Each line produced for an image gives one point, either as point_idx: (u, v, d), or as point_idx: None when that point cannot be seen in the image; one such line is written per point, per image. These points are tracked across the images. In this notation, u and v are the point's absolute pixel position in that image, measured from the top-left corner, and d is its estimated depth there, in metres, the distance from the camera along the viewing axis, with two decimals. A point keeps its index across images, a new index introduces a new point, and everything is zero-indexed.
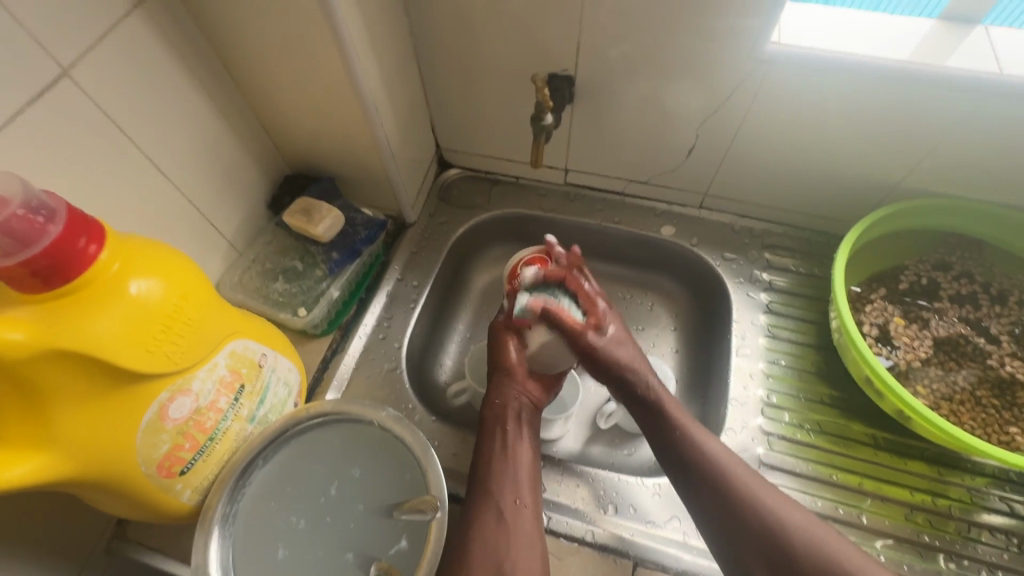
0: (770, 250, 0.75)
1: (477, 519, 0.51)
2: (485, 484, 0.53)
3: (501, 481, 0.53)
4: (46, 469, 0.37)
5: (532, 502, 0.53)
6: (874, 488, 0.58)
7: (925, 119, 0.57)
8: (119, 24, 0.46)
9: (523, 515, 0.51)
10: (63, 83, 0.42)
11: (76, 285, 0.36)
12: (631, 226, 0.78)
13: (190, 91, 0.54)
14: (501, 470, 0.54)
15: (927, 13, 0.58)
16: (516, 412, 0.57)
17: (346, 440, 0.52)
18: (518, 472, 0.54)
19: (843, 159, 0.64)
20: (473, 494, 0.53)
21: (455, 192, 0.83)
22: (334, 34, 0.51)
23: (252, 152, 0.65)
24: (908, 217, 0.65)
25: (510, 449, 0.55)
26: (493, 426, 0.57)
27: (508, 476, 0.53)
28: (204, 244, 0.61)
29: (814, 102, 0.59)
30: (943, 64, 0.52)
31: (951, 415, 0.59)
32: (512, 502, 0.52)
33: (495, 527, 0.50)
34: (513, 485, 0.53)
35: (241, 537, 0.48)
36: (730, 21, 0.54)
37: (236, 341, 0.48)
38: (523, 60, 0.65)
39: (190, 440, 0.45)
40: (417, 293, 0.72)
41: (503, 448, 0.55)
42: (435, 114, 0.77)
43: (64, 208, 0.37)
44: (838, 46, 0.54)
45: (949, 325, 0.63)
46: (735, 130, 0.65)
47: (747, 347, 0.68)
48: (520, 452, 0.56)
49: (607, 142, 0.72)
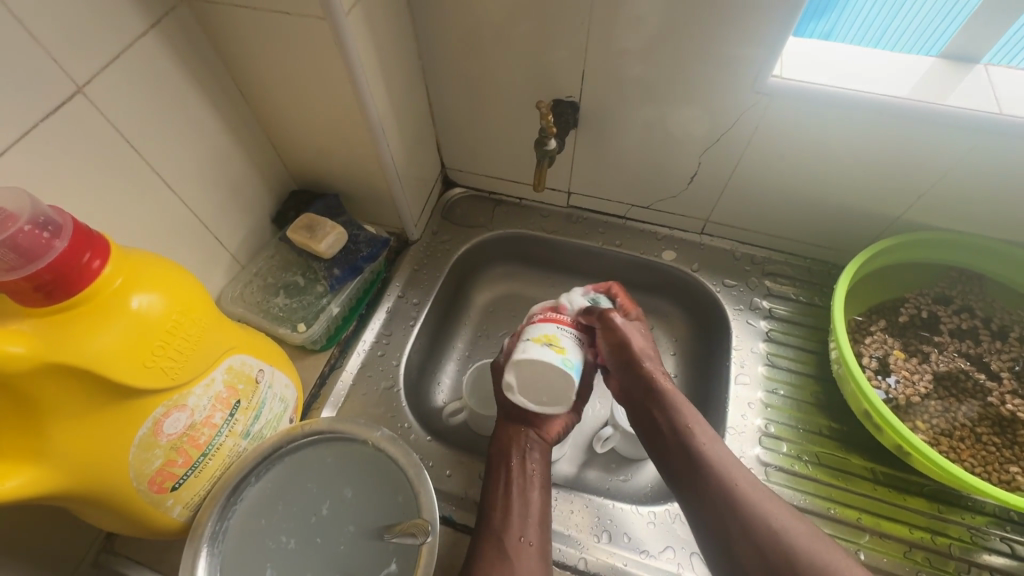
0: (770, 277, 0.75)
1: (482, 554, 0.51)
2: (491, 520, 0.53)
3: (507, 517, 0.53)
4: (36, 482, 0.37)
5: (539, 540, 0.52)
6: (872, 523, 0.57)
7: (925, 154, 0.57)
8: (135, 43, 0.47)
9: (529, 554, 0.50)
10: (76, 99, 0.43)
11: (77, 299, 0.37)
12: (633, 250, 0.79)
13: (201, 109, 0.56)
14: (508, 506, 0.53)
15: (928, 51, 0.59)
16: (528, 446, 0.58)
17: (339, 460, 0.52)
18: (526, 510, 0.53)
19: (845, 190, 0.64)
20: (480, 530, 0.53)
21: (459, 211, 0.84)
22: (343, 54, 0.52)
23: (259, 168, 0.66)
24: (907, 251, 0.65)
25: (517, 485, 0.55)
26: (499, 462, 0.57)
27: (513, 512, 0.53)
28: (207, 257, 0.61)
29: (817, 134, 0.59)
30: (943, 101, 0.53)
31: (951, 452, 0.58)
32: (516, 540, 0.51)
33: (499, 563, 0.49)
34: (519, 521, 0.52)
35: (230, 555, 0.47)
36: (733, 53, 0.55)
37: (235, 356, 0.48)
38: (530, 85, 0.66)
39: (183, 456, 0.45)
40: (416, 311, 0.73)
41: (511, 483, 0.55)
42: (441, 134, 0.78)
43: (70, 223, 0.37)
44: (839, 82, 0.55)
45: (950, 360, 0.63)
46: (737, 159, 0.66)
47: (746, 375, 0.68)
48: (523, 486, 0.55)
49: (611, 166, 0.73)
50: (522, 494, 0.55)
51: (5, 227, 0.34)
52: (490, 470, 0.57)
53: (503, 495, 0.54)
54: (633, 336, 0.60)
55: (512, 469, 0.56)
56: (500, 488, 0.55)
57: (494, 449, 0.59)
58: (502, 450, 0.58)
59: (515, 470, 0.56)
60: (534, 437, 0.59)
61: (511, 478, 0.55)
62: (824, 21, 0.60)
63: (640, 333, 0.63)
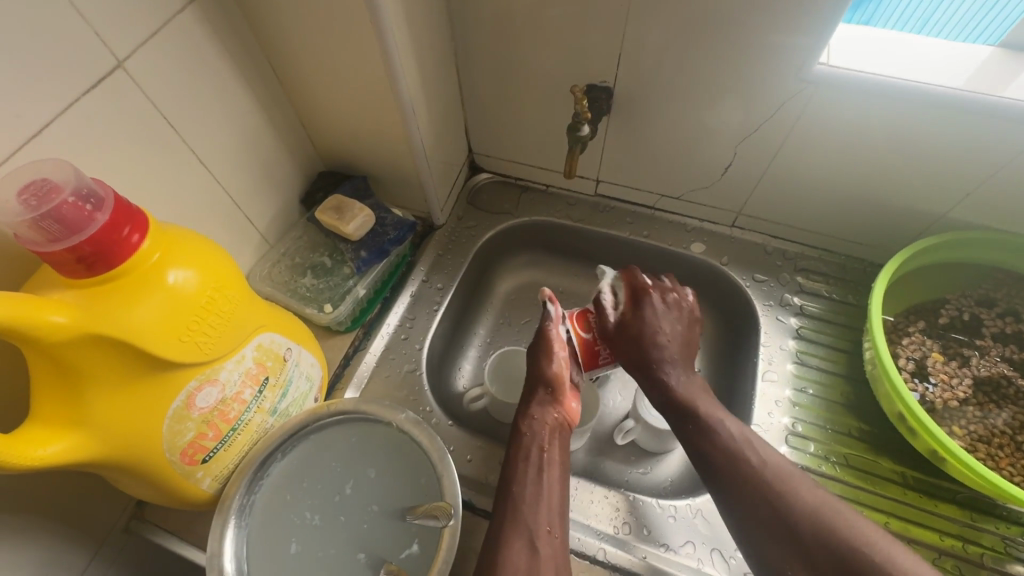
0: (803, 273, 0.73)
1: (505, 541, 0.48)
2: (516, 503, 0.50)
3: (535, 505, 0.50)
4: (74, 449, 0.38)
5: (561, 532, 0.50)
6: (901, 528, 0.56)
7: (976, 151, 0.55)
8: (173, 19, 0.47)
9: (552, 543, 0.48)
10: (116, 74, 0.44)
11: (117, 272, 0.37)
12: (660, 241, 0.77)
13: (235, 87, 0.56)
14: (532, 497, 0.51)
15: (985, 41, 0.56)
16: (551, 429, 0.56)
17: (364, 440, 0.52)
18: (552, 498, 0.51)
19: (886, 186, 0.62)
20: (500, 517, 0.50)
21: (485, 196, 0.83)
22: (377, 34, 0.51)
23: (289, 148, 0.66)
24: (951, 250, 0.63)
25: (545, 471, 0.53)
26: (526, 445, 0.55)
27: (542, 497, 0.51)
28: (237, 235, 0.62)
29: (861, 124, 0.57)
30: (999, 94, 0.50)
31: (989, 459, 0.56)
32: (542, 529, 0.49)
33: (524, 552, 0.47)
34: (547, 510, 0.50)
35: (255, 528, 0.48)
36: (780, 39, 0.53)
37: (264, 334, 0.49)
38: (563, 69, 0.65)
39: (213, 430, 0.46)
40: (440, 296, 0.72)
41: (538, 468, 0.53)
42: (469, 118, 0.77)
43: (111, 197, 0.38)
44: (888, 72, 0.53)
45: (991, 365, 0.61)
46: (775, 150, 0.64)
47: (774, 372, 0.66)
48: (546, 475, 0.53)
49: (642, 156, 0.72)
50: (548, 481, 0.52)
51: (49, 199, 0.35)
52: (515, 454, 0.54)
53: (530, 479, 0.52)
54: (659, 322, 0.60)
55: (540, 454, 0.54)
56: (529, 471, 0.53)
57: (519, 429, 0.56)
58: (531, 433, 0.56)
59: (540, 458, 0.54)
60: (558, 417, 0.58)
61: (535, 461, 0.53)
62: (862, 12, 0.58)
63: (670, 313, 0.62)
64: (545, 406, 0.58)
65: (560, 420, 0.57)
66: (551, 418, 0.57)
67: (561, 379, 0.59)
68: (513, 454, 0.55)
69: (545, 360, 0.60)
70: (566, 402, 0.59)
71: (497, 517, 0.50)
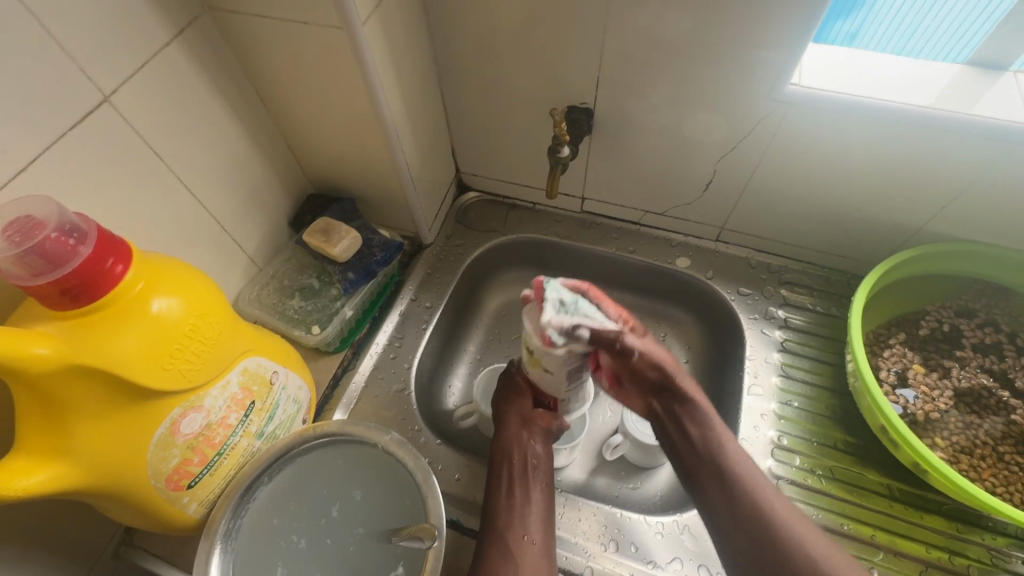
0: (786, 286, 0.74)
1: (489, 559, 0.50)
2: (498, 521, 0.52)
3: (511, 517, 0.53)
4: (58, 479, 0.38)
5: (542, 541, 0.52)
6: (888, 541, 0.56)
7: (948, 165, 0.56)
8: (160, 53, 0.48)
9: (533, 553, 0.51)
10: (103, 108, 0.45)
11: (101, 303, 0.38)
12: (646, 257, 0.78)
13: (222, 115, 0.57)
14: (511, 512, 0.53)
15: (954, 59, 0.57)
16: (527, 442, 0.58)
17: (350, 462, 0.53)
18: (529, 511, 0.54)
19: (863, 200, 0.63)
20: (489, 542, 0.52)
21: (473, 215, 0.84)
22: (360, 64, 0.53)
23: (277, 172, 0.67)
24: (927, 262, 0.64)
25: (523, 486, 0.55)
26: (501, 464, 0.57)
27: (520, 514, 0.53)
28: (225, 260, 0.62)
29: (837, 141, 0.58)
30: (967, 111, 0.51)
31: (971, 470, 0.57)
32: (522, 542, 0.51)
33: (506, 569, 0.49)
34: (522, 522, 0.53)
35: (242, 552, 0.48)
36: (754, 60, 0.55)
37: (249, 359, 0.49)
38: (545, 92, 0.66)
39: (198, 455, 0.46)
40: (428, 314, 0.73)
41: (513, 485, 0.55)
42: (456, 140, 0.78)
43: (94, 230, 0.39)
44: (859, 89, 0.54)
45: (972, 376, 0.61)
46: (754, 166, 0.65)
47: (759, 386, 0.67)
48: (525, 489, 0.55)
49: (625, 173, 0.73)
50: (526, 496, 0.55)
51: (33, 235, 0.36)
52: (493, 474, 0.57)
53: (505, 495, 0.55)
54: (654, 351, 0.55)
55: (514, 470, 0.56)
56: (505, 490, 0.55)
57: (494, 450, 0.58)
58: (503, 452, 0.57)
59: (518, 474, 0.56)
60: (532, 430, 0.58)
61: (514, 478, 0.56)
62: (850, 23, 0.58)
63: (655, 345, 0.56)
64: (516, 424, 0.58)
65: (536, 431, 0.59)
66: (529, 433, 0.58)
67: (528, 405, 0.59)
68: (493, 474, 0.57)
69: (511, 392, 0.60)
70: (537, 413, 0.59)
71: (486, 536, 0.53)
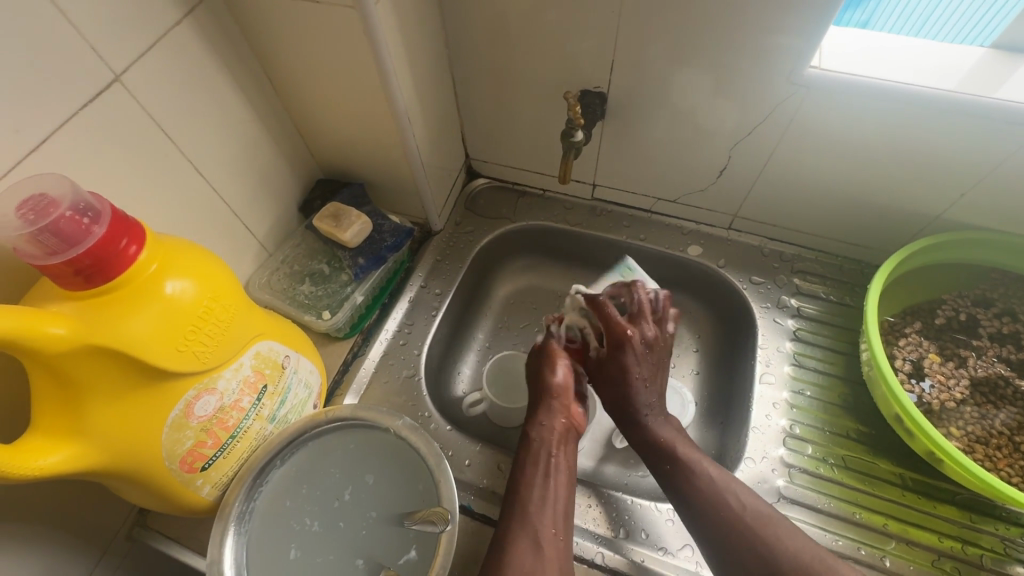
0: (800, 275, 0.73)
1: (511, 545, 0.49)
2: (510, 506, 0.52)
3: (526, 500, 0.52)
4: (73, 460, 0.39)
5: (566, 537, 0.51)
6: (900, 530, 0.56)
7: (970, 151, 0.54)
8: (170, 32, 0.48)
9: (556, 546, 0.49)
10: (113, 87, 0.44)
11: (115, 284, 0.38)
12: (658, 245, 0.77)
13: (231, 97, 0.56)
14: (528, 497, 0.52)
15: (976, 43, 0.56)
16: (560, 436, 0.58)
17: (362, 445, 0.53)
18: (553, 501, 0.52)
19: (879, 187, 0.62)
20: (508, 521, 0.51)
21: (483, 202, 0.83)
22: (371, 45, 0.52)
23: (287, 156, 0.67)
24: (944, 251, 0.63)
25: (551, 476, 0.54)
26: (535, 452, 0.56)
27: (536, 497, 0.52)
28: (235, 244, 0.62)
29: (856, 125, 0.57)
30: (991, 95, 0.50)
31: (986, 460, 0.56)
32: (546, 531, 0.50)
33: (529, 556, 0.48)
34: (549, 514, 0.51)
35: (254, 534, 0.48)
36: (773, 41, 0.53)
37: (262, 342, 0.49)
38: (557, 76, 0.65)
39: (212, 438, 0.46)
40: (438, 301, 0.73)
41: (546, 474, 0.54)
42: (466, 126, 0.77)
43: (108, 210, 0.38)
44: (878, 74, 0.53)
45: (988, 365, 0.61)
46: (769, 152, 0.64)
47: (771, 374, 0.67)
48: (554, 479, 0.54)
49: (638, 160, 0.72)
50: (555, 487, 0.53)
51: (47, 214, 0.36)
52: (524, 461, 0.56)
53: (536, 482, 0.53)
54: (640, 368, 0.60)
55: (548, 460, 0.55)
56: (533, 477, 0.54)
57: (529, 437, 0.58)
58: (540, 440, 0.57)
59: (549, 463, 0.55)
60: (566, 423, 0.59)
61: (547, 468, 0.55)
62: (861, 10, 0.58)
63: (651, 360, 0.60)
64: (552, 414, 0.59)
65: (568, 426, 0.59)
66: (560, 424, 0.58)
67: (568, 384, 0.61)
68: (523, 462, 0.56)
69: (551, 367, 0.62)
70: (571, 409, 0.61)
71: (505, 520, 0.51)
